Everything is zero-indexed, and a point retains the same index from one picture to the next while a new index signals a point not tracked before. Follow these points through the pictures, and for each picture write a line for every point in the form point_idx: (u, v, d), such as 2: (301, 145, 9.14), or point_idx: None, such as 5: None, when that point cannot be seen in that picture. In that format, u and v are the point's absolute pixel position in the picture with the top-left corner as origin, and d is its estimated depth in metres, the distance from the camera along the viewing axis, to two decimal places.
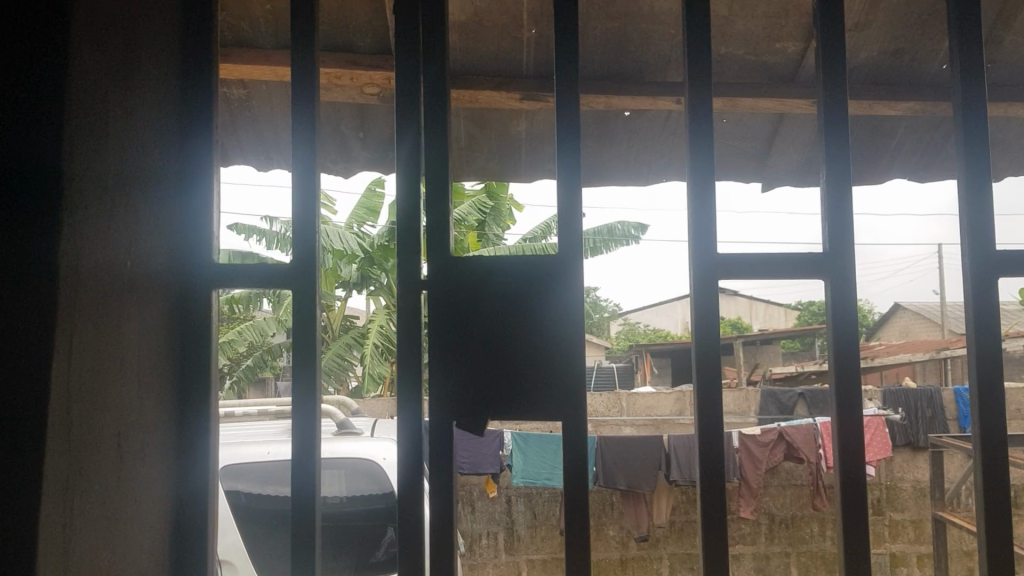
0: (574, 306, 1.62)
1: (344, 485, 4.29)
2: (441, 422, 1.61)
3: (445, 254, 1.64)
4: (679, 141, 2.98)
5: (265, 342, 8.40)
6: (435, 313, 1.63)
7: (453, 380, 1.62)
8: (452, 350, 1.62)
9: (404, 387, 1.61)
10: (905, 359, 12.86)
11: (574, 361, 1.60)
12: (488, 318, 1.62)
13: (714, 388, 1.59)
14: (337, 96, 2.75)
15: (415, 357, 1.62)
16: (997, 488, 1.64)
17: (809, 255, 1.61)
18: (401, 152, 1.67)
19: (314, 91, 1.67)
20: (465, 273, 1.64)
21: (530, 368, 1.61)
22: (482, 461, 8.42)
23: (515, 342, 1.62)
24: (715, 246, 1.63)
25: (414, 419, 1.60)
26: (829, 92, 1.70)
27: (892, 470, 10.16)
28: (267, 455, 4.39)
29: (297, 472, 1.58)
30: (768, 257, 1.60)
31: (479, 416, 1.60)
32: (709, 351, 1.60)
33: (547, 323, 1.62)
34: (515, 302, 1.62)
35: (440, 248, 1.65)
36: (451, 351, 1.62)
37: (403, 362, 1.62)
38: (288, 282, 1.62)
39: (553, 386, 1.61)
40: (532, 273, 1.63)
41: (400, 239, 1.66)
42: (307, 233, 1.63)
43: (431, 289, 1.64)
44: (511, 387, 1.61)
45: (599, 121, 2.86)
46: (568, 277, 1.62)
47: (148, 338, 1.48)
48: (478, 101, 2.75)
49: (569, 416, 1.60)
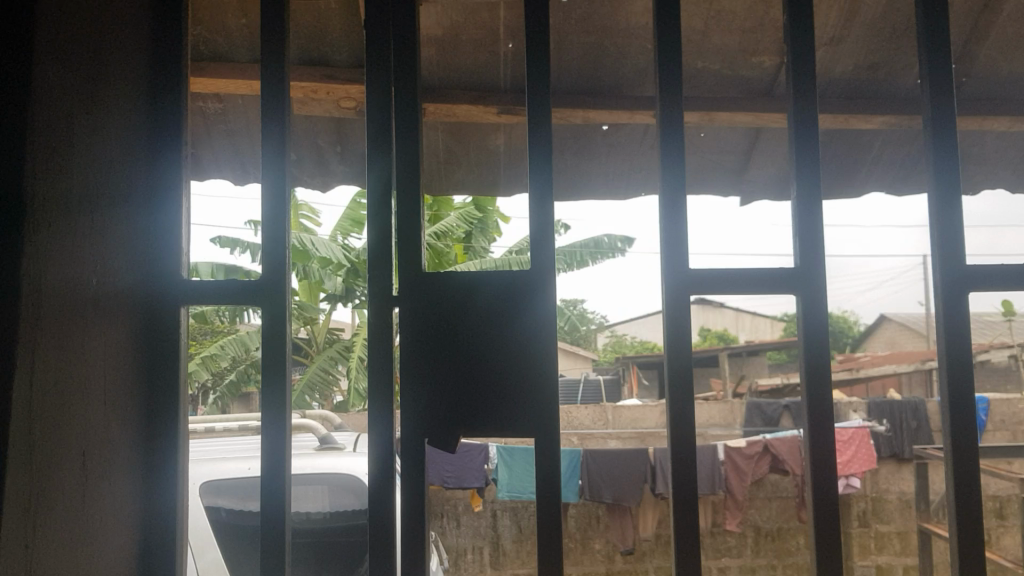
0: (547, 321, 1.61)
1: (327, 501, 4.26)
2: (413, 438, 1.59)
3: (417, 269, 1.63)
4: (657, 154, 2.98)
5: (247, 356, 8.31)
6: (407, 330, 1.62)
7: (425, 397, 1.60)
8: (423, 364, 1.61)
9: (375, 404, 1.60)
10: (890, 372, 12.90)
11: (547, 376, 1.59)
12: (460, 333, 1.61)
13: (686, 402, 1.58)
14: (314, 110, 2.72)
15: (387, 373, 1.61)
16: (969, 501, 1.64)
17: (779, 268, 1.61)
18: (373, 168, 1.66)
19: (285, 108, 1.67)
20: (436, 288, 1.63)
21: (503, 383, 1.60)
22: (467, 475, 8.38)
23: (486, 356, 1.61)
24: (685, 260, 1.63)
25: (385, 438, 1.59)
26: (799, 106, 1.70)
27: (877, 482, 10.18)
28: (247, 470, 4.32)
29: (266, 492, 1.57)
30: (735, 273, 1.61)
31: (452, 432, 1.59)
32: (681, 365, 1.59)
33: (520, 338, 1.61)
34: (488, 317, 1.61)
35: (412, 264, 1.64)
36: (423, 365, 1.61)
37: (374, 378, 1.61)
38: (257, 299, 1.61)
39: (526, 402, 1.60)
40: (505, 287, 1.62)
41: (371, 255, 1.64)
42: (278, 250, 1.62)
43: (403, 304, 1.63)
44: (484, 402, 1.60)
45: (577, 134, 2.86)
46: (541, 292, 1.61)
47: (114, 354, 1.47)
48: (456, 116, 2.70)
49: (543, 430, 1.59)
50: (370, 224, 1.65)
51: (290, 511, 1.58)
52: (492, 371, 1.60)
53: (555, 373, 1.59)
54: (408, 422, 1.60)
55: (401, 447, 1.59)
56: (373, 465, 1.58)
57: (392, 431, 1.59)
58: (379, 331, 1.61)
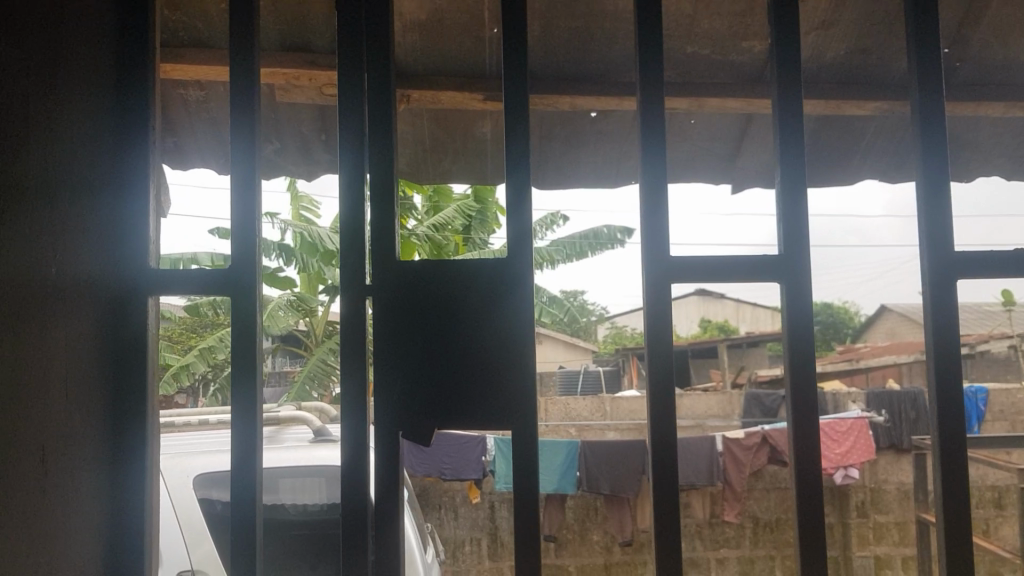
0: (524, 311, 1.57)
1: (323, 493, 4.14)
2: (388, 432, 1.55)
3: (391, 259, 1.59)
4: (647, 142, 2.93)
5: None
6: (381, 322, 1.58)
7: (401, 389, 1.56)
8: (396, 355, 1.57)
9: (349, 398, 1.56)
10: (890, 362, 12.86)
11: (525, 366, 1.55)
12: (436, 324, 1.57)
13: (667, 394, 1.54)
14: (297, 97, 2.71)
15: (360, 366, 1.57)
16: (957, 494, 1.60)
17: (763, 255, 1.57)
18: (345, 156, 1.62)
19: (255, 95, 1.63)
20: (411, 279, 1.59)
21: (480, 374, 1.56)
22: (465, 466, 8.35)
23: (462, 346, 1.57)
24: (667, 247, 1.59)
25: (359, 433, 1.55)
26: (784, 90, 1.66)
27: (876, 473, 10.15)
28: None
29: (236, 490, 1.53)
30: (718, 258, 1.57)
31: (428, 424, 1.55)
32: (662, 356, 1.54)
33: (497, 328, 1.57)
34: (465, 307, 1.58)
35: (386, 253, 1.60)
36: (395, 356, 1.57)
37: (347, 372, 1.57)
38: (227, 288, 1.57)
39: (503, 394, 1.56)
40: (482, 277, 1.58)
41: (344, 245, 1.60)
42: (248, 241, 1.58)
43: (377, 295, 1.59)
44: (461, 394, 1.56)
45: (564, 121, 2.81)
46: (519, 281, 1.57)
47: (77, 345, 1.43)
48: (441, 102, 2.70)
49: (521, 423, 1.55)
50: (343, 214, 1.61)
51: (262, 509, 1.54)
52: (469, 363, 1.56)
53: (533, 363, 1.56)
54: (382, 416, 1.56)
55: (376, 441, 1.55)
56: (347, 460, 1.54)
57: (366, 425, 1.55)
58: (352, 323, 1.57)
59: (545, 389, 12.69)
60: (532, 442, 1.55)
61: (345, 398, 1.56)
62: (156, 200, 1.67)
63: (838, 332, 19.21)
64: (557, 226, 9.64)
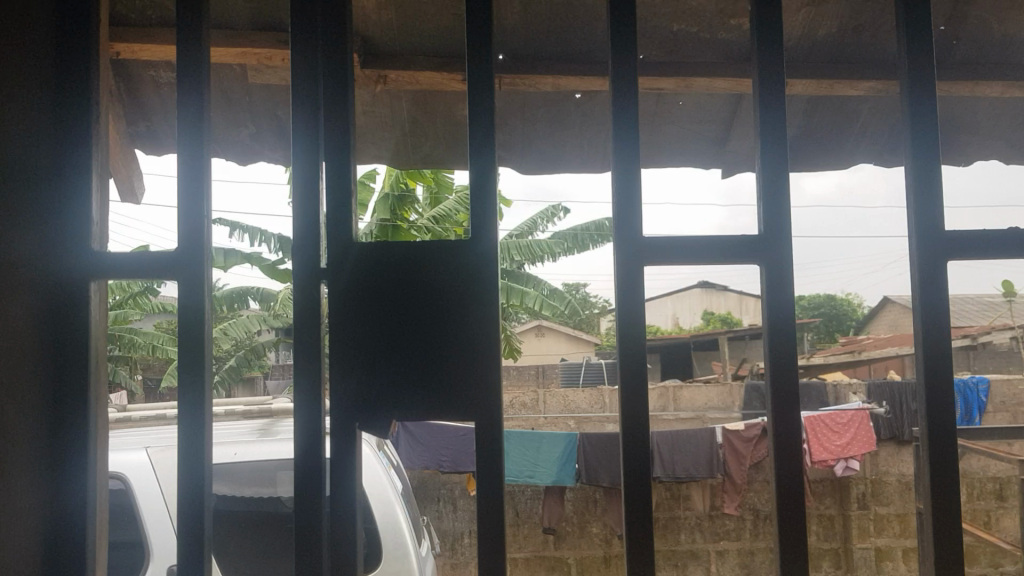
0: (489, 296, 1.51)
1: None
2: (347, 423, 1.51)
3: (347, 246, 1.52)
4: None
5: (248, 341, 8.14)
6: (337, 312, 1.51)
7: (361, 378, 1.51)
8: (354, 348, 1.52)
9: (302, 392, 1.49)
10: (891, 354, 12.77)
11: (490, 352, 1.51)
12: (396, 312, 1.52)
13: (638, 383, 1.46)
14: (270, 78, 2.63)
15: (315, 359, 1.50)
16: (947, 487, 1.51)
17: (741, 237, 1.48)
18: (299, 138, 1.55)
19: (203, 81, 1.56)
20: (368, 266, 1.52)
21: (442, 361, 1.51)
22: (462, 459, 8.27)
23: (423, 339, 1.51)
24: (639, 227, 1.50)
25: (313, 429, 1.49)
26: (764, 64, 1.57)
27: (876, 463, 10.06)
28: (231, 457, 3.92)
29: (184, 493, 1.46)
30: (693, 238, 1.48)
31: (390, 414, 1.51)
32: (634, 343, 1.46)
33: (461, 313, 1.51)
34: (427, 293, 1.52)
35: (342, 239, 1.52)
36: (353, 349, 1.52)
37: (301, 363, 1.51)
38: (172, 272, 1.51)
39: (465, 383, 1.51)
40: (444, 260, 1.52)
41: (295, 232, 1.53)
42: (196, 231, 1.51)
43: (332, 284, 1.51)
44: (423, 381, 1.51)
45: (548, 103, 2.72)
46: (482, 265, 1.52)
47: (11, 332, 1.36)
48: (418, 83, 2.59)
49: (485, 413, 1.50)
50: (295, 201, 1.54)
51: (213, 512, 1.47)
52: (432, 350, 1.51)
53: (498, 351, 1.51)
54: (338, 410, 1.51)
55: (332, 434, 1.51)
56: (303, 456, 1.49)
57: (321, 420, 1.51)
58: (307, 312, 1.51)
59: (544, 381, 12.59)
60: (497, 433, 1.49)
61: (298, 392, 1.49)
62: (101, 190, 1.61)
63: (840, 321, 19.09)
64: (556, 217, 9.57)
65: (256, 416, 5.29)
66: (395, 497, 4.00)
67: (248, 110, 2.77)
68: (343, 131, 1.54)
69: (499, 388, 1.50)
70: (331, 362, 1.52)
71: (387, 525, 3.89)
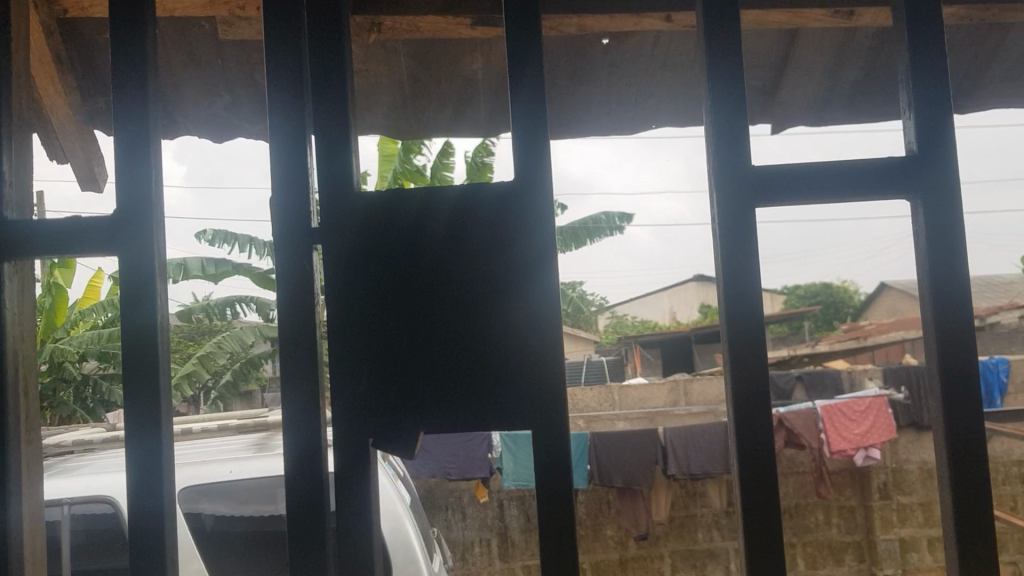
0: (545, 265, 1.16)
1: None
2: (357, 437, 1.15)
3: (348, 203, 1.18)
4: (667, 75, 2.46)
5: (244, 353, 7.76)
6: (340, 290, 1.17)
7: (377, 377, 1.16)
8: (358, 336, 1.17)
9: (293, 395, 1.15)
10: (899, 339, 12.42)
11: (543, 339, 1.15)
12: (422, 289, 1.17)
13: (755, 358, 1.09)
14: (242, 33, 2.20)
15: (308, 352, 1.16)
16: None
17: (885, 160, 1.11)
18: (280, 76, 1.23)
19: (154, 7, 1.22)
20: (381, 228, 1.17)
21: (485, 354, 1.16)
22: (469, 465, 7.86)
23: (448, 323, 1.16)
24: (747, 153, 1.13)
25: (311, 442, 1.14)
26: None
27: (896, 453, 9.58)
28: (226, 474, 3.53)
29: (137, 543, 1.11)
30: (821, 165, 1.10)
31: (417, 426, 1.14)
32: (744, 307, 1.09)
33: (505, 291, 1.16)
34: (464, 262, 1.17)
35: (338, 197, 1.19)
36: (358, 337, 1.17)
37: (289, 356, 1.15)
38: (112, 242, 1.15)
39: (515, 381, 1.15)
40: (486, 220, 1.17)
41: (277, 191, 1.20)
42: (142, 189, 1.16)
43: (330, 255, 1.18)
44: (460, 380, 1.15)
45: (570, 48, 2.33)
46: (536, 224, 1.16)
47: None
48: (419, 32, 2.20)
49: (541, 422, 1.14)
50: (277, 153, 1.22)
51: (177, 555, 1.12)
52: (471, 339, 1.16)
53: (558, 337, 1.15)
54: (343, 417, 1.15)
55: (336, 449, 1.15)
56: (298, 475, 1.13)
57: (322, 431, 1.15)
58: (300, 290, 1.16)
59: None
60: (560, 444, 1.13)
61: (288, 396, 1.15)
62: (19, 149, 1.25)
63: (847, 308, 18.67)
64: None
65: (252, 430, 4.89)
66: (402, 508, 3.59)
67: (217, 77, 2.38)
68: (334, 62, 1.21)
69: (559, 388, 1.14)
70: (336, 356, 1.17)
71: (397, 544, 3.49)
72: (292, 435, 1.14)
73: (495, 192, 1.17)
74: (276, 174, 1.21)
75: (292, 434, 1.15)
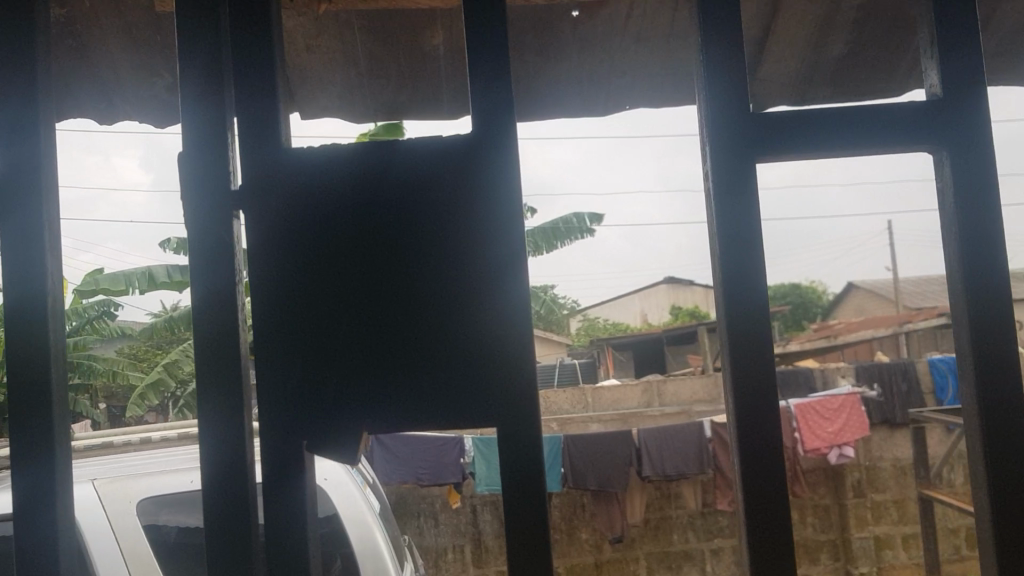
0: (507, 240, 1.06)
1: None
2: (295, 438, 1.05)
3: (281, 182, 1.07)
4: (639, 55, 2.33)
5: None
6: (277, 278, 1.07)
7: (321, 370, 1.05)
8: (291, 323, 1.06)
9: (216, 400, 1.04)
10: (870, 337, 12.37)
11: (495, 324, 1.05)
12: (370, 272, 1.06)
13: (754, 337, 1.05)
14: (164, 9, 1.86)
15: (233, 354, 1.05)
16: None
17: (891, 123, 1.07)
18: (191, 33, 1.09)
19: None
20: (323, 206, 1.07)
21: (442, 340, 1.05)
22: (441, 470, 7.69)
23: (389, 309, 1.06)
24: (745, 121, 1.09)
25: (235, 452, 1.03)
26: None
27: (870, 450, 9.46)
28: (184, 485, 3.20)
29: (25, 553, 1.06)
30: (822, 133, 1.08)
31: (364, 421, 1.04)
32: (740, 280, 1.06)
33: (453, 273, 1.06)
34: (416, 239, 1.06)
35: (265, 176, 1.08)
36: (290, 325, 1.06)
37: (210, 355, 1.05)
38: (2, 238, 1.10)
39: (475, 369, 1.05)
40: (441, 194, 1.06)
41: (186, 177, 1.08)
42: (31, 183, 1.11)
43: (259, 243, 1.07)
44: (412, 371, 1.05)
45: (537, 24, 2.19)
46: (496, 196, 1.06)
47: None
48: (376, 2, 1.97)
49: (506, 414, 1.04)
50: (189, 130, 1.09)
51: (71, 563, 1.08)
52: (425, 326, 1.06)
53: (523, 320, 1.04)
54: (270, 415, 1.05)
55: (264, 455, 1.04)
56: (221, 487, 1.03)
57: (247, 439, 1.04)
58: (223, 288, 1.06)
59: None
60: (526, 436, 1.03)
61: (209, 404, 1.04)
62: None
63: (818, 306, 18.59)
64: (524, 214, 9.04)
65: None
66: (372, 518, 3.40)
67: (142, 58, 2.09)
68: (251, 20, 1.10)
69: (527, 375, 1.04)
70: (268, 352, 1.06)
71: (365, 553, 3.28)
72: (212, 447, 1.03)
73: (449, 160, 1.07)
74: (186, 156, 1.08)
75: (212, 446, 1.03)
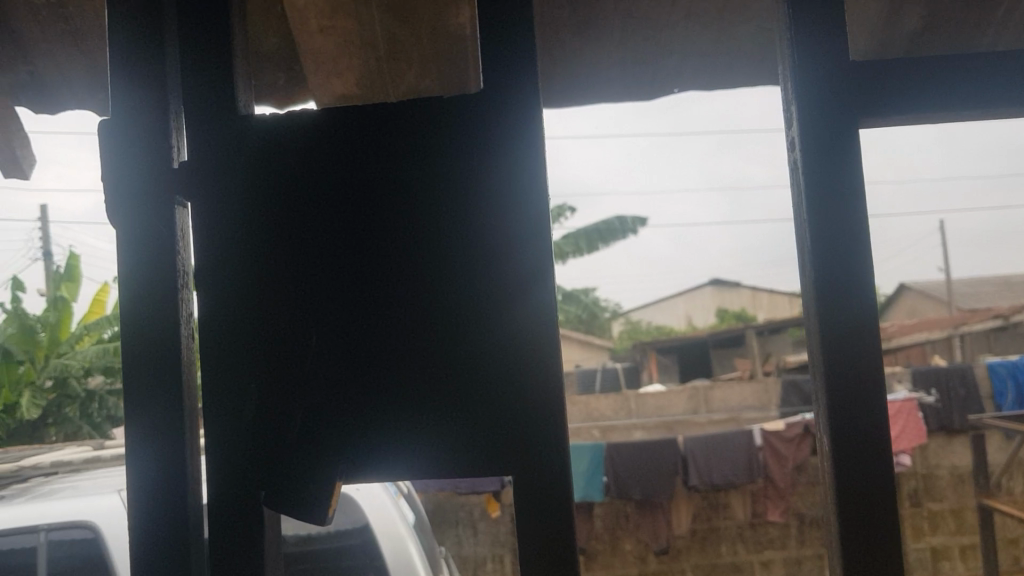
0: (518, 240, 0.84)
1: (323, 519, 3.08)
2: (252, 481, 0.86)
3: (236, 171, 0.87)
4: (685, 38, 2.06)
5: None
6: (231, 285, 0.87)
7: (283, 396, 0.85)
8: (246, 337, 0.87)
9: (151, 431, 0.88)
10: (925, 340, 11.87)
11: (501, 335, 0.84)
12: (346, 275, 0.86)
13: (856, 332, 0.90)
14: None
15: (173, 380, 0.88)
16: None
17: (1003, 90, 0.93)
18: None
19: None
20: (291, 197, 0.87)
21: (434, 363, 0.85)
22: (479, 480, 7.45)
23: (369, 321, 0.85)
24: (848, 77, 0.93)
25: (170, 497, 0.88)
26: None
27: (927, 459, 9.02)
28: None
29: None
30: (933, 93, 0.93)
31: (335, 463, 0.83)
32: (838, 261, 0.91)
33: (447, 272, 0.85)
34: (405, 235, 0.85)
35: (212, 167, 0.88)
36: (245, 338, 0.87)
37: (144, 373, 0.89)
38: None
39: (473, 402, 0.84)
40: (434, 176, 0.85)
41: (113, 168, 0.88)
42: None
43: (205, 248, 0.87)
44: (396, 401, 0.85)
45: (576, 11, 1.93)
46: (506, 182, 0.85)
47: None
48: None
49: (511, 459, 0.83)
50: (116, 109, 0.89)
51: None
52: (414, 345, 0.85)
53: (535, 343, 0.84)
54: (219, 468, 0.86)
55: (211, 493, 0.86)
56: (156, 532, 0.87)
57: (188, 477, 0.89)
58: (160, 298, 0.88)
59: None
60: (537, 490, 0.83)
61: (143, 438, 0.88)
62: None
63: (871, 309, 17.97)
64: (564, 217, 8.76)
65: None
66: (407, 528, 3.05)
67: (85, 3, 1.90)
68: None
69: (539, 412, 0.84)
70: (214, 377, 0.87)
71: (399, 568, 2.93)
72: (142, 485, 0.88)
73: (449, 136, 0.85)
74: (113, 142, 0.88)
75: (142, 487, 0.88)
